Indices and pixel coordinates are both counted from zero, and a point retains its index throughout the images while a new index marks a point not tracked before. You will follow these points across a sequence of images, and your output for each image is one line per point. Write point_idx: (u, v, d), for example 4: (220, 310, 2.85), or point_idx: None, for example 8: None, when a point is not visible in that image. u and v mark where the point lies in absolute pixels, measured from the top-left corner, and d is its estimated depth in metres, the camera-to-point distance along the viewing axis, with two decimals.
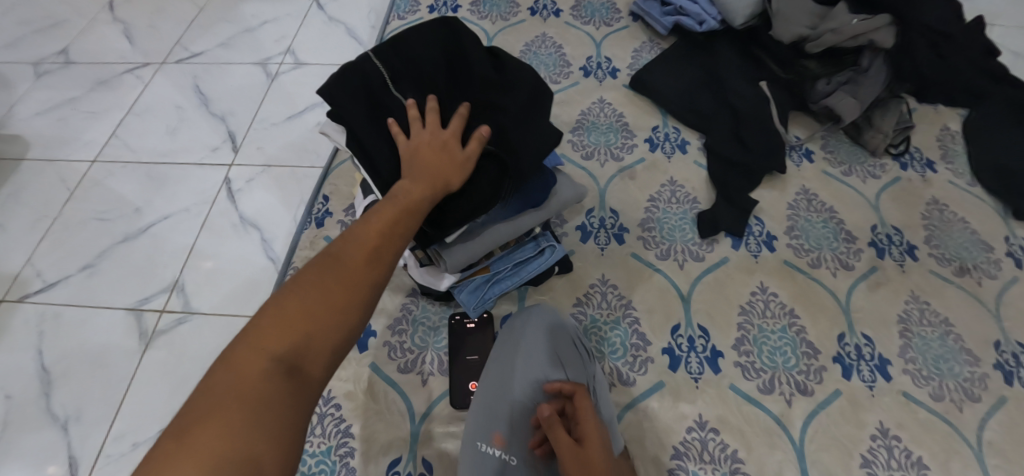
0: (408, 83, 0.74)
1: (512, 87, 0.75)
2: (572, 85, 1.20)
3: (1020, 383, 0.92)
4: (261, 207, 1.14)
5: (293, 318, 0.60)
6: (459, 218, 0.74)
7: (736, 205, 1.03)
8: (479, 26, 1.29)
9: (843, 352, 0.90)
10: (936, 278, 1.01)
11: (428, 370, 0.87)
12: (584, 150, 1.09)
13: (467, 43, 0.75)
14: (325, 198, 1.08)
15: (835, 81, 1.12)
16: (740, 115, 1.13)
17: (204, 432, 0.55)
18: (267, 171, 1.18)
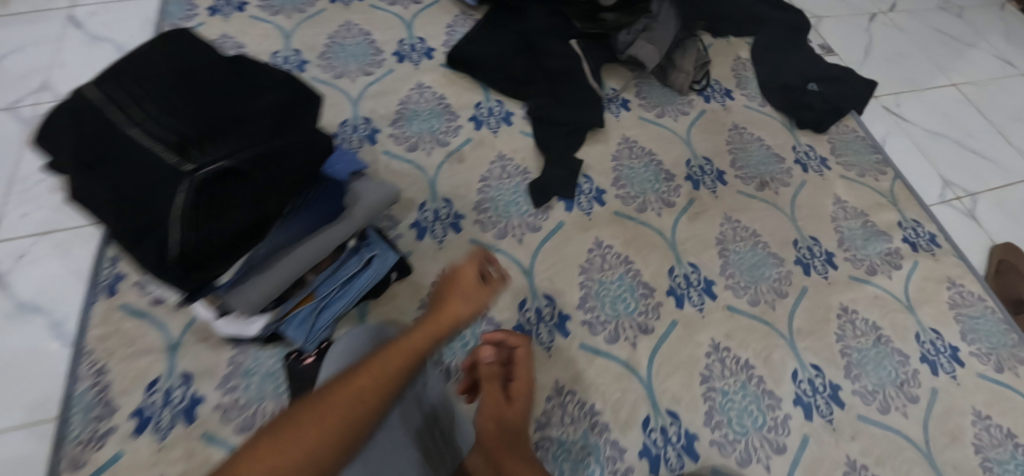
0: (139, 99, 0.61)
1: (267, 88, 0.67)
2: (387, 74, 1.16)
3: (815, 272, 1.07)
4: (40, 288, 0.89)
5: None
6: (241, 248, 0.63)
7: (564, 166, 1.09)
8: (273, 24, 1.18)
9: (674, 284, 1.01)
10: (743, 196, 1.14)
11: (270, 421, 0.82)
12: (408, 142, 1.08)
13: (204, 53, 0.66)
14: (112, 260, 0.91)
15: (635, 31, 1.17)
16: (556, 77, 1.16)
17: None
18: (42, 239, 0.93)
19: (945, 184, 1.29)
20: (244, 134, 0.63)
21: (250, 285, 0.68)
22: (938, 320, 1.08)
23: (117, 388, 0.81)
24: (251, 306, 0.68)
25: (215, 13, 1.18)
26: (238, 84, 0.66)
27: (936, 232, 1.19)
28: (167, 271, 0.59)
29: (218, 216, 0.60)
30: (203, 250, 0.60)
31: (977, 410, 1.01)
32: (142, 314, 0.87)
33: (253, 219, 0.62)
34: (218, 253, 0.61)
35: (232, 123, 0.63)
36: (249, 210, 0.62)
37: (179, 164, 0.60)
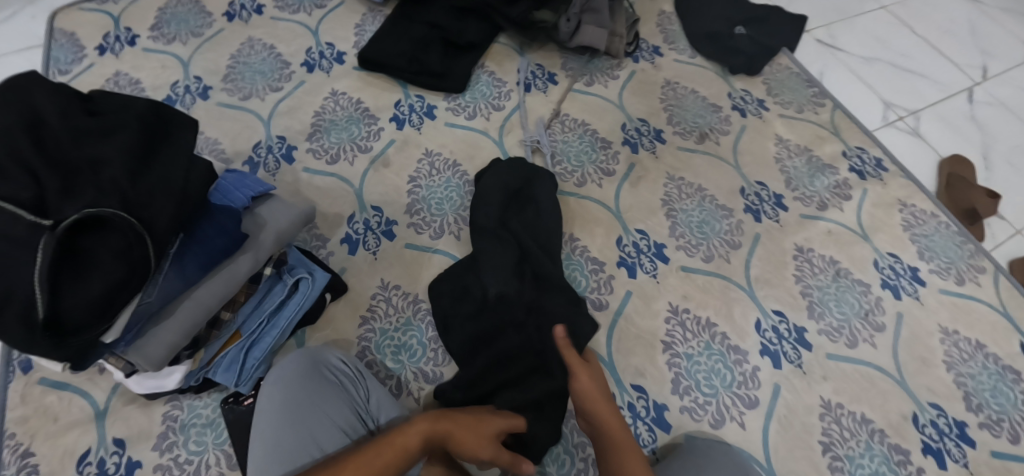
0: None
1: (119, 124, 0.62)
2: (298, 86, 1.10)
3: (766, 218, 1.06)
4: None
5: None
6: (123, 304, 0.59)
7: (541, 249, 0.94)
8: (169, 53, 1.11)
9: (624, 254, 0.99)
10: (683, 152, 1.12)
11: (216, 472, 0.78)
12: (329, 154, 1.04)
13: (43, 102, 0.61)
14: None
15: (575, 15, 1.14)
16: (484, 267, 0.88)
17: None
18: None
19: (885, 108, 1.43)
20: (99, 185, 0.59)
21: (149, 338, 0.65)
22: (893, 245, 1.08)
23: (45, 469, 0.77)
24: (155, 362, 0.65)
25: (104, 51, 1.11)
26: (87, 124, 0.61)
27: (882, 156, 1.18)
28: (36, 343, 0.55)
29: (85, 273, 0.57)
30: (77, 315, 0.56)
31: (942, 327, 1.02)
32: (63, 386, 0.82)
33: (125, 272, 0.58)
34: (91, 315, 0.57)
35: (89, 170, 0.59)
36: (120, 261, 0.58)
37: (36, 223, 0.56)
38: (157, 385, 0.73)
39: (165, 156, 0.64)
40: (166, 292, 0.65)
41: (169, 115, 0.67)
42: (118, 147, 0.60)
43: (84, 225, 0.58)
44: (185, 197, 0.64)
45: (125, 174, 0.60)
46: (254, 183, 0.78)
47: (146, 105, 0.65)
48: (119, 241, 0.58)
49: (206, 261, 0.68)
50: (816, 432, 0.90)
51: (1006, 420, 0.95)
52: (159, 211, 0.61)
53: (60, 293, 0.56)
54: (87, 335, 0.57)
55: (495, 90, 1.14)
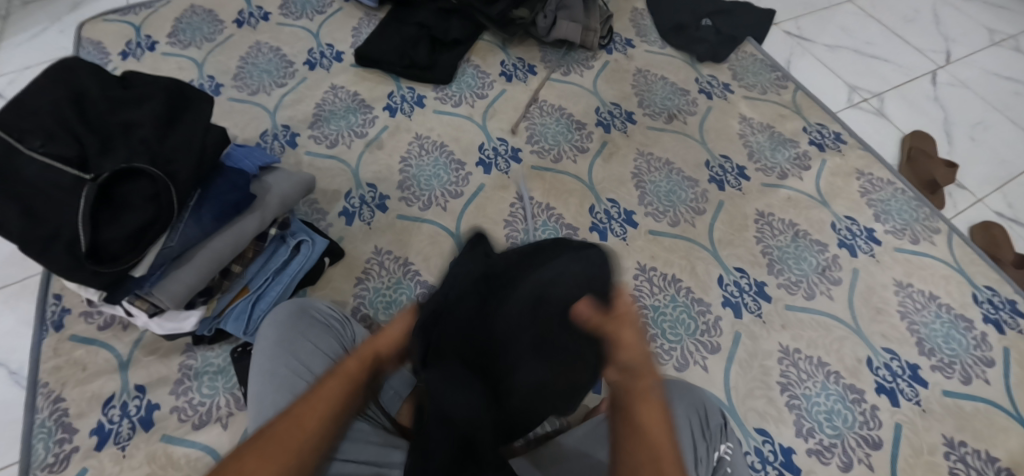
0: (34, 129, 0.72)
1: (147, 97, 0.78)
2: (300, 82, 1.22)
3: (730, 186, 1.14)
4: (7, 343, 0.96)
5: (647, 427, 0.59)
6: (149, 241, 0.74)
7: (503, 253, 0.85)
8: (185, 57, 1.24)
9: (596, 220, 1.08)
10: (653, 130, 1.20)
11: (226, 412, 0.90)
12: (329, 139, 1.15)
13: (86, 78, 0.76)
14: (57, 295, 0.98)
15: (550, 12, 1.26)
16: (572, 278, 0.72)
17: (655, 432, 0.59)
18: (15, 290, 1.00)
19: (850, 91, 1.35)
20: (130, 144, 0.74)
21: (171, 279, 0.79)
22: (851, 209, 1.15)
23: (74, 411, 0.89)
24: (175, 297, 0.79)
25: (127, 56, 1.24)
26: (123, 99, 0.77)
27: (841, 130, 1.24)
28: (81, 267, 0.71)
29: (119, 215, 0.73)
30: (113, 247, 0.72)
31: (897, 280, 1.10)
32: (90, 341, 0.94)
33: (152, 214, 0.74)
34: (125, 247, 0.73)
35: (123, 133, 0.75)
36: (148, 205, 0.73)
37: (79, 176, 0.71)
38: (175, 327, 0.84)
39: (185, 124, 0.79)
40: (186, 237, 0.79)
41: (190, 91, 0.82)
42: (146, 117, 0.76)
43: (119, 176, 0.73)
44: (199, 156, 0.78)
45: (151, 136, 0.75)
46: (262, 156, 0.92)
47: (170, 82, 0.81)
48: (146, 189, 0.74)
49: (221, 214, 0.82)
50: (775, 375, 1.00)
51: (957, 363, 1.05)
52: (178, 166, 0.76)
53: (101, 230, 0.72)
54: (121, 264, 0.73)
55: (479, 81, 1.24)
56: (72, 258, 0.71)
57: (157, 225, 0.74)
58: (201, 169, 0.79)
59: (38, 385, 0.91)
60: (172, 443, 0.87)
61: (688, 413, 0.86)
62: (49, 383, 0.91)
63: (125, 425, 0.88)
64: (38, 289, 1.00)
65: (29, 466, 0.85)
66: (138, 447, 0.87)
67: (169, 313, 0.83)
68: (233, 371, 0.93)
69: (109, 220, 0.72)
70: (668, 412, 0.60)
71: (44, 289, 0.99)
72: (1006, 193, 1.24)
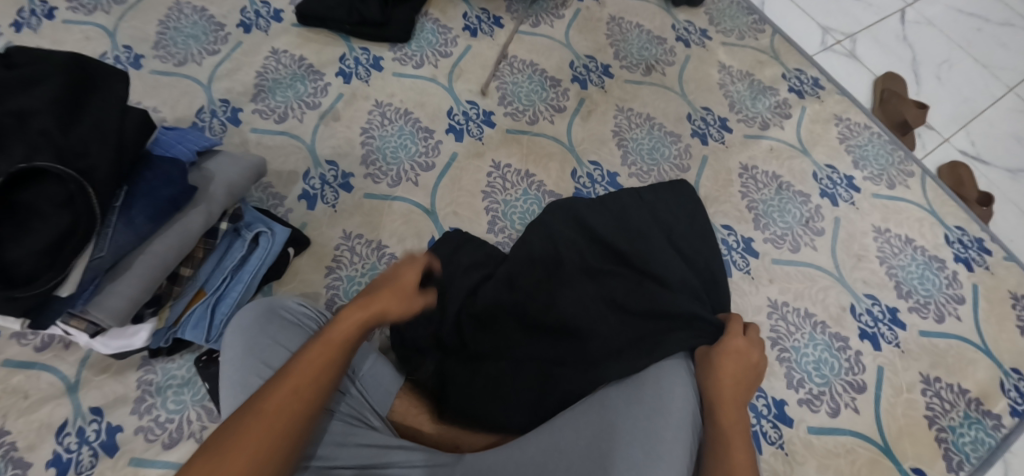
0: None
1: (44, 78, 0.63)
2: (235, 48, 1.08)
3: (713, 140, 1.10)
4: None
5: (729, 403, 0.71)
6: (70, 254, 0.60)
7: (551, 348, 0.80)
8: (93, 25, 1.07)
9: (579, 186, 1.03)
10: (631, 84, 1.14)
11: (199, 426, 0.83)
12: (276, 114, 1.03)
13: None
14: None
15: None
16: (693, 268, 0.86)
17: (731, 413, 0.70)
18: None
19: (823, 32, 1.32)
20: (27, 139, 0.60)
21: (109, 294, 0.67)
22: (831, 157, 1.12)
23: (24, 443, 0.79)
24: (116, 315, 0.67)
25: (20, 27, 1.05)
26: (9, 81, 0.61)
27: (818, 75, 1.21)
28: None
29: (29, 224, 0.59)
30: (27, 266, 0.58)
31: (876, 227, 1.06)
32: (28, 365, 0.83)
33: (70, 221, 0.60)
34: (42, 262, 0.59)
35: (17, 124, 0.60)
36: (64, 211, 0.60)
37: None
38: (124, 344, 0.74)
39: (94, 107, 0.65)
40: (117, 243, 0.66)
41: (93, 66, 0.67)
42: (42, 103, 0.61)
43: (20, 179, 0.58)
44: (118, 144, 0.64)
45: (53, 125, 0.61)
46: (196, 138, 0.78)
47: (67, 56, 0.65)
48: (58, 193, 0.60)
49: (158, 209, 0.68)
50: (765, 330, 0.96)
51: (932, 302, 1.01)
52: (95, 160, 0.62)
53: (7, 247, 0.58)
54: (38, 285, 0.59)
55: (440, 37, 1.14)
56: None
57: (77, 232, 0.60)
58: (124, 158, 0.65)
59: None
60: (143, 466, 0.80)
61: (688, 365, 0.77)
62: None
63: (85, 453, 0.79)
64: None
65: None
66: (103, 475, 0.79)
67: (114, 330, 0.73)
68: (201, 381, 0.84)
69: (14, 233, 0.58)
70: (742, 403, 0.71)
71: None
72: (971, 131, 1.25)
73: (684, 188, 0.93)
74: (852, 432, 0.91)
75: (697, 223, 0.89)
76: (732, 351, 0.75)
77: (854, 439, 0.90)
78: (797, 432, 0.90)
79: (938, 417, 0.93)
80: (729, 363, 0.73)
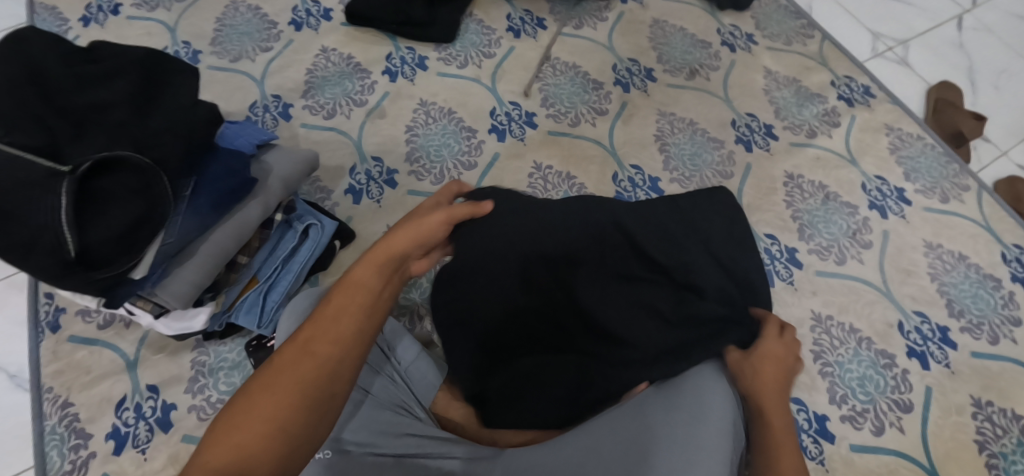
0: None
1: (121, 70, 0.66)
2: (287, 45, 1.11)
3: (757, 147, 1.08)
4: None
5: (769, 406, 0.72)
6: (142, 240, 0.63)
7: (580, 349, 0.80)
8: (154, 21, 1.12)
9: (620, 189, 1.03)
10: (674, 88, 1.13)
11: None
12: (326, 110, 1.06)
13: (43, 52, 0.64)
14: (47, 294, 0.90)
15: None
16: (731, 277, 0.80)
17: (775, 418, 0.71)
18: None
19: (875, 39, 1.28)
20: (106, 129, 0.62)
21: (175, 278, 0.69)
22: (881, 168, 1.09)
23: (86, 415, 0.83)
24: (181, 298, 0.69)
25: (88, 22, 1.11)
26: (90, 74, 0.64)
27: (870, 83, 1.18)
28: (68, 274, 0.60)
29: (106, 209, 0.61)
30: (105, 250, 0.61)
31: (927, 241, 1.03)
32: (92, 341, 0.87)
33: (144, 209, 0.63)
34: (118, 247, 0.62)
35: (97, 115, 0.63)
36: (138, 199, 0.62)
37: (53, 168, 0.59)
38: (184, 327, 0.77)
39: (167, 101, 0.67)
40: (184, 230, 0.68)
41: (166, 62, 0.70)
42: (120, 96, 0.64)
43: (99, 167, 0.61)
44: (188, 135, 0.67)
45: (130, 117, 0.64)
46: (256, 132, 0.81)
47: (143, 52, 0.68)
48: (133, 181, 0.62)
49: (223, 198, 0.71)
50: (808, 342, 0.94)
51: (985, 323, 0.97)
52: (166, 151, 0.64)
53: (86, 230, 0.60)
54: (115, 268, 0.62)
55: (484, 38, 1.15)
56: (55, 265, 0.59)
57: (149, 220, 0.63)
58: (193, 149, 0.68)
59: (40, 392, 0.84)
60: (194, 443, 0.82)
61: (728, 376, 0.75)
62: (54, 388, 0.85)
63: (142, 427, 0.83)
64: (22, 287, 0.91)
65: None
66: (157, 450, 0.82)
67: (176, 313, 0.75)
68: (251, 365, 0.87)
69: (92, 217, 0.61)
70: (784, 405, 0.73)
71: (30, 286, 0.91)
72: None
73: (723, 195, 0.86)
74: (896, 452, 0.88)
75: (736, 230, 0.83)
76: (771, 357, 0.76)
77: (898, 459, 0.87)
78: (839, 449, 0.88)
79: (989, 442, 0.89)
80: (768, 369, 0.74)
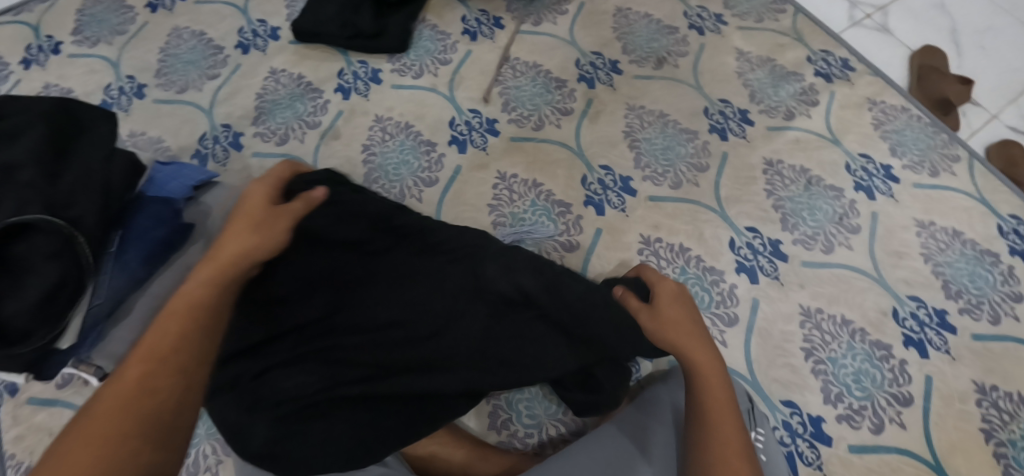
0: None
1: (29, 125, 0.60)
2: (234, 70, 1.06)
3: (733, 135, 1.03)
4: None
5: (704, 369, 0.63)
6: (66, 305, 0.58)
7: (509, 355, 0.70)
8: (96, 57, 1.07)
9: (590, 193, 0.98)
10: (642, 80, 1.07)
11: (214, 461, 0.81)
12: (277, 136, 1.01)
13: None
14: None
15: None
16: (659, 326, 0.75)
17: (714, 392, 0.63)
18: None
19: (850, 6, 1.22)
20: (11, 191, 0.57)
21: (109, 338, 0.65)
22: (864, 144, 1.03)
23: None
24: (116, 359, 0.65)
25: (28, 64, 1.06)
26: None
27: (848, 55, 1.12)
28: None
29: (20, 279, 0.56)
30: (20, 324, 0.56)
31: (918, 220, 0.98)
32: (50, 403, 0.83)
33: (63, 273, 0.58)
34: (38, 317, 0.57)
35: (5, 178, 0.57)
36: (54, 264, 0.57)
37: None
38: None
39: (83, 152, 0.62)
40: (114, 289, 0.64)
41: (79, 109, 0.65)
42: (29, 154, 0.58)
43: (10, 234, 0.57)
44: (107, 186, 0.62)
45: (42, 175, 0.58)
46: (192, 173, 0.75)
47: (52, 103, 0.63)
48: (46, 243, 0.57)
49: (156, 251, 0.67)
50: (797, 339, 0.89)
51: (985, 302, 0.92)
52: (84, 209, 0.59)
53: (1, 303, 0.56)
54: (36, 341, 0.57)
55: (439, 44, 1.09)
56: None
57: (69, 285, 0.58)
58: (114, 200, 0.63)
59: None
60: None
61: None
62: (12, 456, 0.81)
63: None
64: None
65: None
66: None
67: None
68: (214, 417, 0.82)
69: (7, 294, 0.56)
70: (736, 414, 0.62)
71: None
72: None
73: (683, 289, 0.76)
74: (896, 449, 0.83)
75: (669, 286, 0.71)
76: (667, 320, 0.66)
77: (900, 457, 0.83)
78: (836, 451, 0.83)
79: (996, 431, 0.84)
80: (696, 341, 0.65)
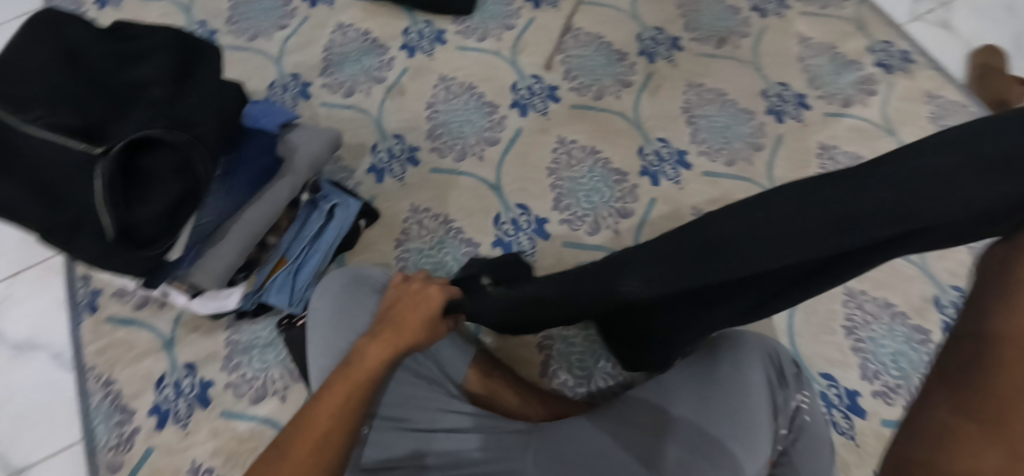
0: (30, 98, 0.60)
1: (154, 49, 0.65)
2: (303, 22, 1.09)
3: (789, 118, 1.04)
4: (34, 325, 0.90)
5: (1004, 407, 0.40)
6: (183, 216, 0.63)
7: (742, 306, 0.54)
8: (170, 1, 1.10)
9: (647, 164, 1.00)
10: (702, 58, 1.09)
11: (283, 385, 0.84)
12: (344, 88, 1.04)
13: (76, 33, 0.64)
14: (83, 277, 0.91)
15: None
16: None
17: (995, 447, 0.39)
18: (31, 269, 0.93)
19: None
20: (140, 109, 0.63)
21: (211, 256, 0.69)
22: (919, 136, 1.04)
23: (128, 392, 0.84)
24: (217, 277, 0.69)
25: (105, 3, 1.10)
26: (122, 55, 0.64)
27: (910, 48, 1.12)
28: (111, 253, 0.60)
29: (147, 190, 0.61)
30: (146, 230, 0.61)
31: None
32: (129, 321, 0.88)
33: (182, 187, 0.62)
34: (160, 226, 0.62)
35: (133, 96, 0.63)
36: (175, 179, 0.62)
37: (90, 151, 0.59)
38: (218, 306, 0.76)
39: (199, 78, 0.67)
40: (218, 210, 0.68)
41: (194, 37, 0.69)
42: (155, 75, 0.63)
43: (137, 146, 0.61)
44: (219, 112, 0.66)
45: (166, 95, 0.63)
46: (280, 111, 0.79)
47: (172, 30, 0.68)
48: (170, 159, 0.62)
49: (256, 180, 0.72)
50: (840, 318, 0.91)
51: None
52: (201, 130, 0.64)
53: (129, 212, 0.60)
54: (157, 248, 0.62)
55: (504, 9, 1.11)
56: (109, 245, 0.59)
57: (187, 199, 0.63)
58: (224, 126, 0.67)
59: (84, 369, 0.87)
60: (232, 418, 0.82)
61: (761, 360, 0.70)
62: (96, 367, 0.86)
63: (181, 403, 0.83)
64: (60, 271, 0.92)
65: (92, 449, 0.83)
66: (198, 424, 0.82)
67: (210, 292, 0.75)
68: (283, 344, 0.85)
69: (134, 202, 0.60)
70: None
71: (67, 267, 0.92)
72: None
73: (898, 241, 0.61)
74: None
75: None
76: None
77: None
78: (871, 423, 0.86)
79: None
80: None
